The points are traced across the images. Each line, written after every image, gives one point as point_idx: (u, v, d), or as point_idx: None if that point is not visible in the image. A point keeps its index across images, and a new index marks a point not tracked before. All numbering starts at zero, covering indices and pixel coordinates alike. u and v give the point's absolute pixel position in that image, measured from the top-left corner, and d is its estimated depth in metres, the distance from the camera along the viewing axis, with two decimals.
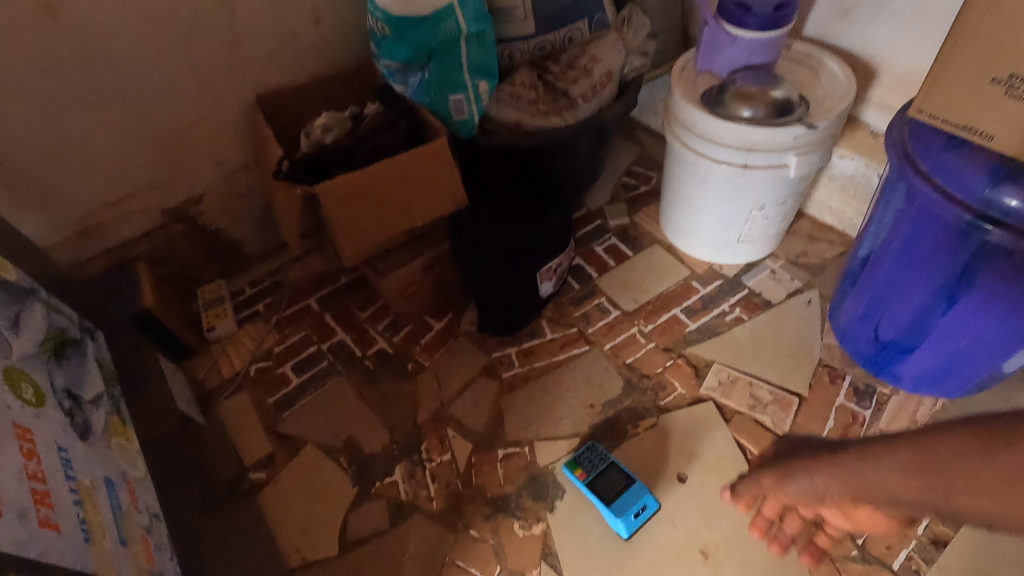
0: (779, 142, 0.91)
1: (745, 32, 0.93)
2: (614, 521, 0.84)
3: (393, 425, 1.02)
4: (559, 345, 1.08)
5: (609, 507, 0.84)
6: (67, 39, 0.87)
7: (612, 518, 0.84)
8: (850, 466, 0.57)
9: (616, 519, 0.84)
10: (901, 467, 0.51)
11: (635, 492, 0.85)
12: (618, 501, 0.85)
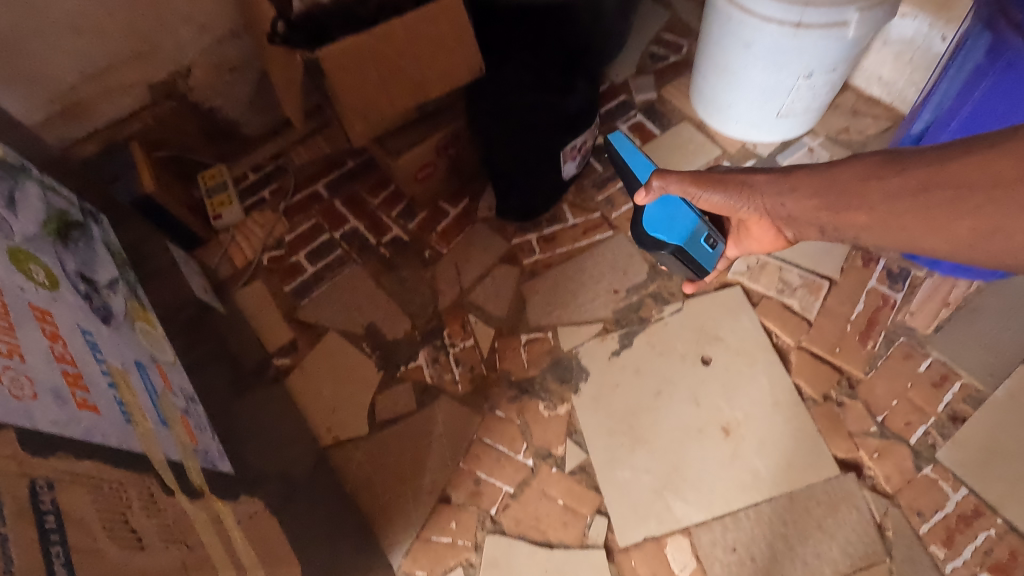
0: None
1: None
2: (676, 211, 0.85)
3: (413, 312, 1.01)
4: (581, 230, 1.04)
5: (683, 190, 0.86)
6: None
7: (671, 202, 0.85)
8: (785, 186, 0.62)
9: (677, 214, 0.85)
10: (807, 195, 0.60)
11: (694, 207, 0.85)
12: (681, 225, 0.84)
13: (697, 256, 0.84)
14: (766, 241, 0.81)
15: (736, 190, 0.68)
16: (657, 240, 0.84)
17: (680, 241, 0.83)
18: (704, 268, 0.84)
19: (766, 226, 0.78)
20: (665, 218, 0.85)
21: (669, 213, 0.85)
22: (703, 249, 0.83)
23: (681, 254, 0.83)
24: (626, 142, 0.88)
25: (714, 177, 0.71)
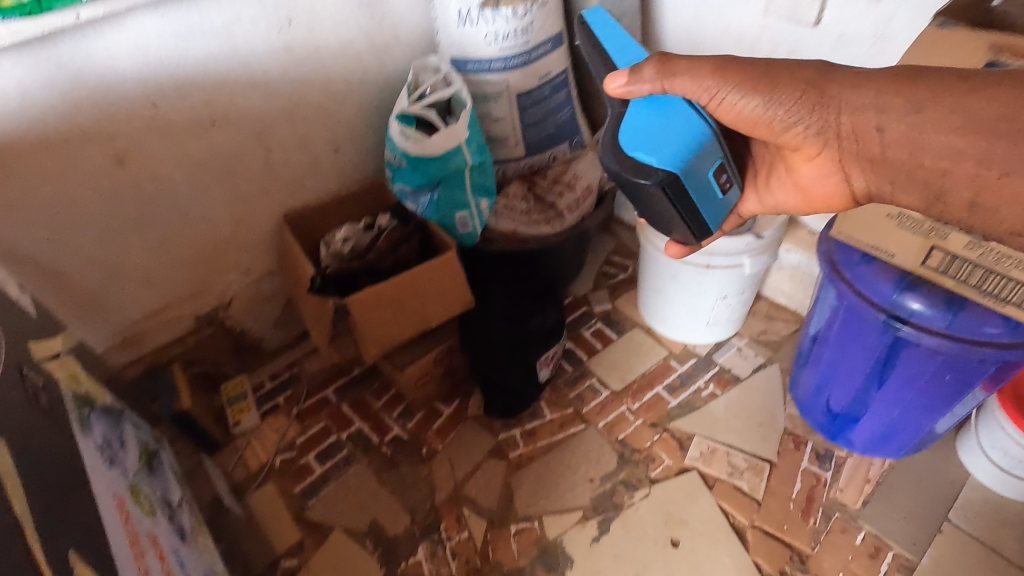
0: (734, 247, 1.09)
1: None
2: (671, 127, 0.71)
3: (412, 507, 1.12)
4: (558, 424, 1.22)
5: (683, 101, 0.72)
6: (132, 183, 1.01)
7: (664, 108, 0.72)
8: (835, 114, 0.63)
9: (669, 133, 0.71)
10: (883, 113, 0.60)
11: (695, 109, 0.73)
12: (671, 138, 0.70)
13: (683, 184, 0.70)
14: (805, 172, 0.75)
15: (811, 107, 0.63)
16: (643, 160, 0.70)
17: (667, 165, 0.69)
18: (693, 196, 0.72)
19: (798, 152, 0.71)
20: (653, 142, 0.71)
21: (661, 134, 0.71)
22: (694, 187, 0.72)
23: (664, 182, 0.69)
24: (608, 22, 0.86)
25: (782, 79, 0.64)
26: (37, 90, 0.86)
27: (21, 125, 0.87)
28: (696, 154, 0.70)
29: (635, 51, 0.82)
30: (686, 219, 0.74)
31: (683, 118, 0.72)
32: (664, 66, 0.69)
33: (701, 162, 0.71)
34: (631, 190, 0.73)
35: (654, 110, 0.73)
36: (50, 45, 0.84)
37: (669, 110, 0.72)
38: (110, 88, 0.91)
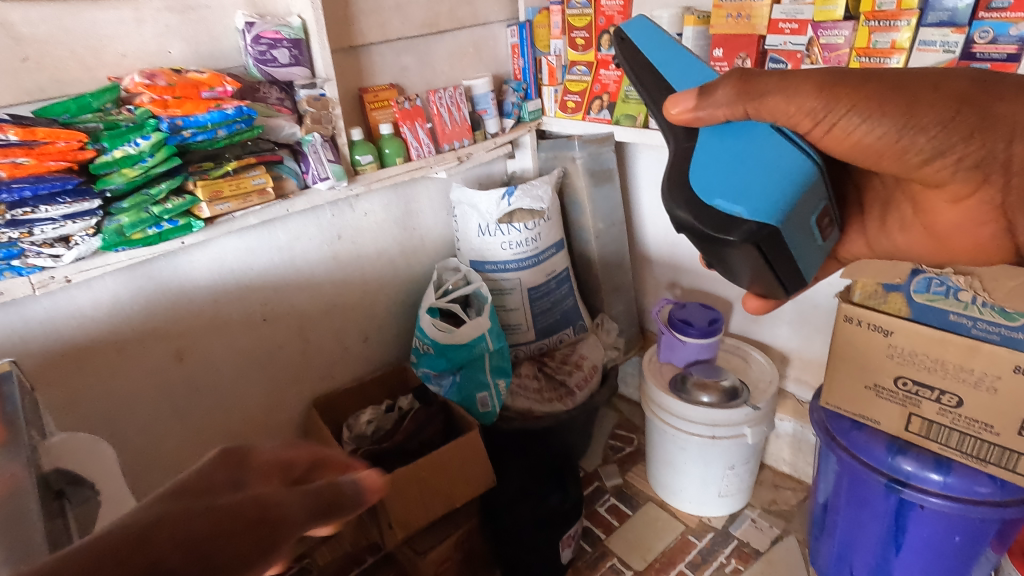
0: (735, 418, 1.20)
1: (691, 338, 1.27)
2: (760, 155, 0.56)
3: None
4: None
5: (771, 126, 0.58)
6: (182, 376, 1.10)
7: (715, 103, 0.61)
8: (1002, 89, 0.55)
9: (758, 164, 0.55)
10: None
11: (790, 137, 0.57)
12: (767, 176, 0.55)
13: (780, 239, 0.54)
14: (945, 215, 0.66)
15: (969, 132, 0.55)
16: (728, 215, 0.54)
17: (761, 215, 0.53)
18: (792, 255, 0.56)
19: (939, 191, 0.64)
20: (742, 186, 0.55)
21: (748, 176, 0.55)
22: (792, 230, 0.55)
23: (758, 234, 0.53)
24: (655, 31, 0.67)
25: (925, 95, 0.55)
26: (126, 299, 0.98)
27: (104, 328, 0.98)
28: (796, 206, 0.55)
29: (695, 64, 0.64)
30: (779, 275, 0.57)
31: (776, 151, 0.56)
32: (747, 86, 0.57)
33: (801, 218, 0.56)
34: (709, 241, 0.56)
35: (737, 156, 0.56)
36: (145, 263, 0.98)
37: (756, 152, 0.56)
38: (184, 294, 1.05)
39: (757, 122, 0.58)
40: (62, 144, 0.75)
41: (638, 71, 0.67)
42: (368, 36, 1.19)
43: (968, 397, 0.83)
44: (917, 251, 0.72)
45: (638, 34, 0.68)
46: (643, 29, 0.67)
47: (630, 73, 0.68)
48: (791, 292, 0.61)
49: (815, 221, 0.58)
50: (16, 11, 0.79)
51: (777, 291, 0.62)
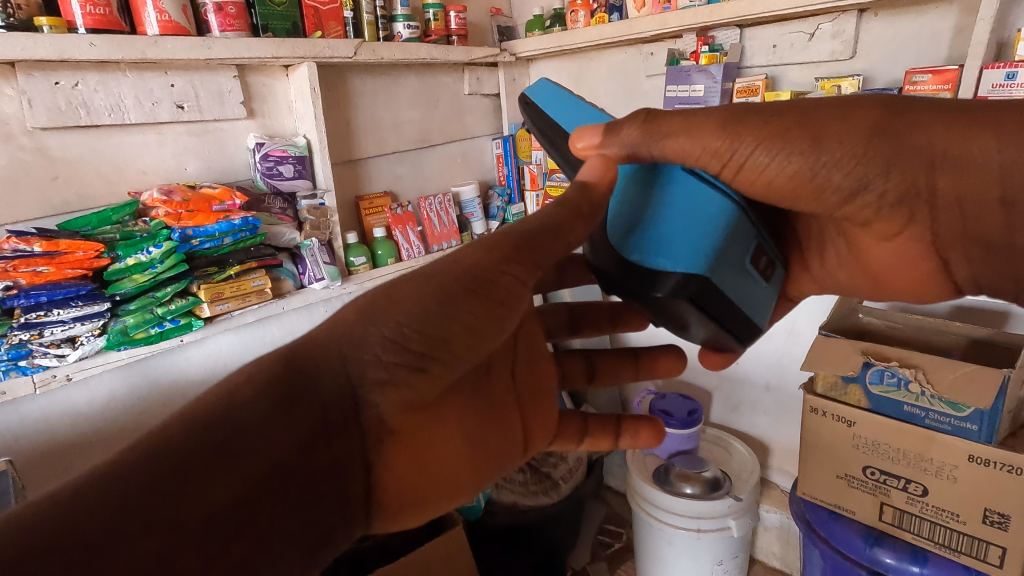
0: (719, 509, 1.20)
1: (672, 428, 1.30)
2: (678, 204, 0.52)
3: None
4: None
5: (681, 168, 0.54)
6: None
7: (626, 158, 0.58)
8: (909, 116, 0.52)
9: (676, 213, 0.52)
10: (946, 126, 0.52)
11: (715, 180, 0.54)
12: (690, 222, 0.51)
13: (714, 288, 0.50)
14: (880, 253, 0.63)
15: (884, 166, 0.52)
16: (655, 268, 0.50)
17: (686, 265, 0.49)
18: (731, 302, 0.52)
19: (868, 230, 0.61)
20: (664, 238, 0.51)
21: (670, 228, 0.51)
22: (723, 279, 0.51)
23: (689, 286, 0.48)
24: (555, 90, 0.67)
25: (833, 128, 0.52)
26: (121, 395, 1.00)
27: (96, 425, 0.98)
28: (723, 252, 0.51)
29: (598, 113, 0.63)
30: (725, 325, 0.52)
31: (692, 198, 0.52)
32: (650, 127, 0.53)
33: (729, 265, 0.52)
34: (639, 297, 0.51)
35: (652, 206, 0.53)
36: (144, 360, 1.01)
37: (673, 200, 0.53)
38: (178, 390, 1.07)
39: (669, 166, 0.54)
40: (80, 254, 0.82)
41: (550, 134, 0.66)
42: (366, 150, 1.32)
43: (932, 485, 0.86)
44: (857, 293, 0.70)
45: (543, 97, 0.67)
46: (548, 91, 0.67)
47: (543, 137, 0.67)
48: (744, 343, 0.56)
49: (745, 263, 0.54)
50: (53, 137, 0.89)
51: (725, 342, 0.57)
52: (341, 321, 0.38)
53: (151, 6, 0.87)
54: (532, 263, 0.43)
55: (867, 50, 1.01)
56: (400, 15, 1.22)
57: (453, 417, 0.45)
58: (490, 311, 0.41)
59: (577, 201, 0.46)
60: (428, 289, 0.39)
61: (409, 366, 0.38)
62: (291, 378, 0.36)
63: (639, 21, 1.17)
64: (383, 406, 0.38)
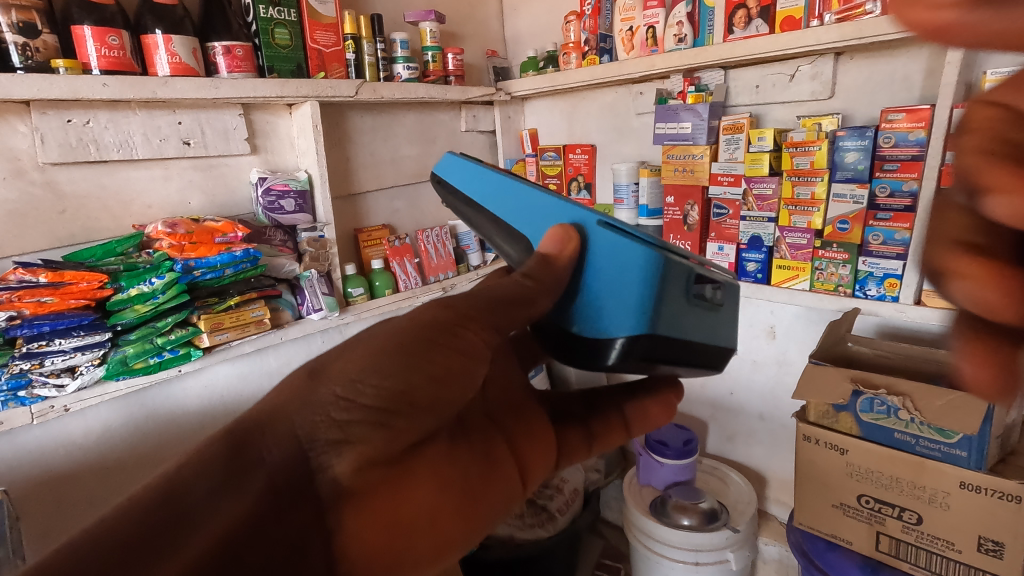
0: (716, 541, 1.19)
1: (669, 459, 1.30)
2: (604, 265, 0.52)
3: None
4: None
5: (599, 224, 0.53)
6: None
7: (534, 222, 0.60)
8: None
9: (606, 275, 0.52)
10: None
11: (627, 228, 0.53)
12: (617, 283, 0.51)
13: (661, 338, 0.51)
14: None
15: None
16: (599, 338, 0.52)
17: (627, 327, 0.50)
18: (684, 338, 0.53)
19: None
20: (600, 304, 0.52)
21: (604, 292, 0.52)
22: (670, 324, 0.52)
23: (634, 348, 0.51)
24: (461, 166, 0.70)
25: None
26: (117, 426, 1.00)
27: (90, 457, 0.98)
28: (664, 300, 0.50)
29: (501, 176, 0.65)
30: (684, 356, 0.54)
31: (618, 251, 0.51)
32: None
33: (675, 307, 0.52)
34: (592, 363, 0.54)
35: (580, 272, 0.54)
36: (141, 391, 1.02)
37: (600, 259, 0.52)
38: (174, 421, 1.07)
39: (586, 225, 0.54)
40: (84, 285, 0.83)
41: (464, 210, 0.69)
42: (365, 185, 1.35)
43: (926, 513, 0.87)
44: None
45: (455, 173, 0.71)
46: (455, 167, 0.71)
47: (459, 212, 0.71)
48: (714, 360, 0.57)
49: (694, 296, 0.53)
50: (63, 172, 0.91)
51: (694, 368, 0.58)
52: (294, 387, 0.42)
53: (162, 48, 0.91)
54: (491, 320, 0.48)
55: (845, 90, 1.07)
56: (400, 57, 1.28)
57: (425, 472, 0.45)
58: (451, 359, 0.45)
59: (539, 275, 0.51)
60: (389, 347, 0.43)
61: (373, 421, 0.40)
62: (238, 450, 0.38)
63: (628, 63, 1.23)
64: (339, 466, 0.39)
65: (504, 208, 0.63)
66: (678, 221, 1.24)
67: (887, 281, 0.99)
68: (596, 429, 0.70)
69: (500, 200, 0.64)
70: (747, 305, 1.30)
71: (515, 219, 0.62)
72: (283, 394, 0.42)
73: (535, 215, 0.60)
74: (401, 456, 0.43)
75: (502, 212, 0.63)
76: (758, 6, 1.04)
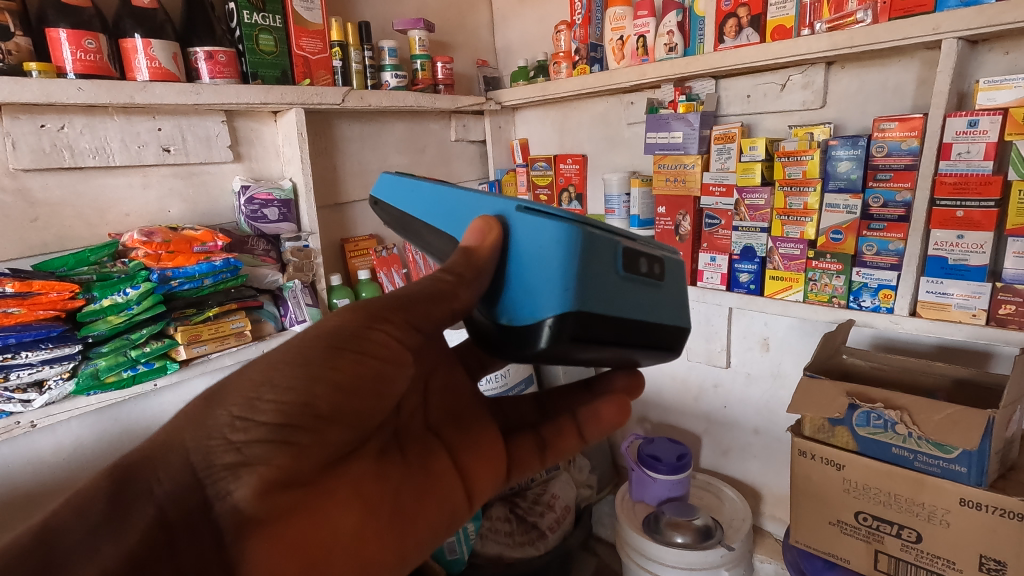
0: (710, 559, 1.16)
1: (661, 474, 1.27)
2: (527, 247, 0.47)
3: None
4: None
5: (516, 206, 0.49)
6: None
7: (459, 219, 0.55)
8: None
9: (526, 256, 0.47)
10: None
11: (550, 211, 0.49)
12: (539, 263, 0.46)
13: (592, 316, 0.45)
14: None
15: None
16: (525, 324, 0.46)
17: (554, 306, 0.44)
18: (619, 317, 0.48)
19: None
20: (524, 287, 0.47)
21: (526, 273, 0.47)
22: (600, 299, 0.46)
23: (563, 328, 0.44)
24: (392, 182, 0.67)
25: None
26: (88, 442, 0.96)
27: (60, 475, 0.94)
28: (588, 272, 0.45)
29: (429, 184, 0.61)
30: (621, 338, 0.49)
31: (535, 228, 0.47)
32: None
33: (604, 281, 0.46)
34: (524, 354, 0.48)
35: (501, 260, 0.49)
36: (114, 405, 0.98)
37: (520, 240, 0.48)
38: (149, 436, 1.03)
39: (504, 211, 0.50)
40: (54, 295, 0.81)
41: (405, 225, 0.65)
42: (352, 195, 1.33)
43: (925, 531, 0.84)
44: None
45: (387, 192, 0.68)
46: (389, 185, 0.67)
47: (401, 229, 0.67)
48: (655, 344, 0.53)
49: (625, 269, 0.48)
50: (36, 179, 0.88)
51: (641, 352, 0.52)
52: (193, 412, 0.41)
53: (142, 52, 0.89)
54: (405, 321, 0.48)
55: (836, 99, 1.06)
56: (388, 65, 1.26)
57: (348, 483, 0.46)
58: (358, 366, 0.44)
59: (461, 269, 0.47)
60: (291, 358, 0.42)
61: (273, 440, 0.40)
62: (124, 485, 0.38)
63: (619, 72, 1.22)
64: (240, 492, 0.38)
65: (433, 214, 0.59)
66: (670, 231, 1.22)
67: (882, 292, 0.97)
68: (550, 437, 0.70)
69: (430, 206, 0.60)
70: (739, 316, 1.28)
71: (443, 221, 0.57)
72: (182, 419, 0.41)
73: (459, 212, 0.55)
74: (313, 476, 0.43)
75: (433, 218, 0.59)
76: (749, 15, 1.03)
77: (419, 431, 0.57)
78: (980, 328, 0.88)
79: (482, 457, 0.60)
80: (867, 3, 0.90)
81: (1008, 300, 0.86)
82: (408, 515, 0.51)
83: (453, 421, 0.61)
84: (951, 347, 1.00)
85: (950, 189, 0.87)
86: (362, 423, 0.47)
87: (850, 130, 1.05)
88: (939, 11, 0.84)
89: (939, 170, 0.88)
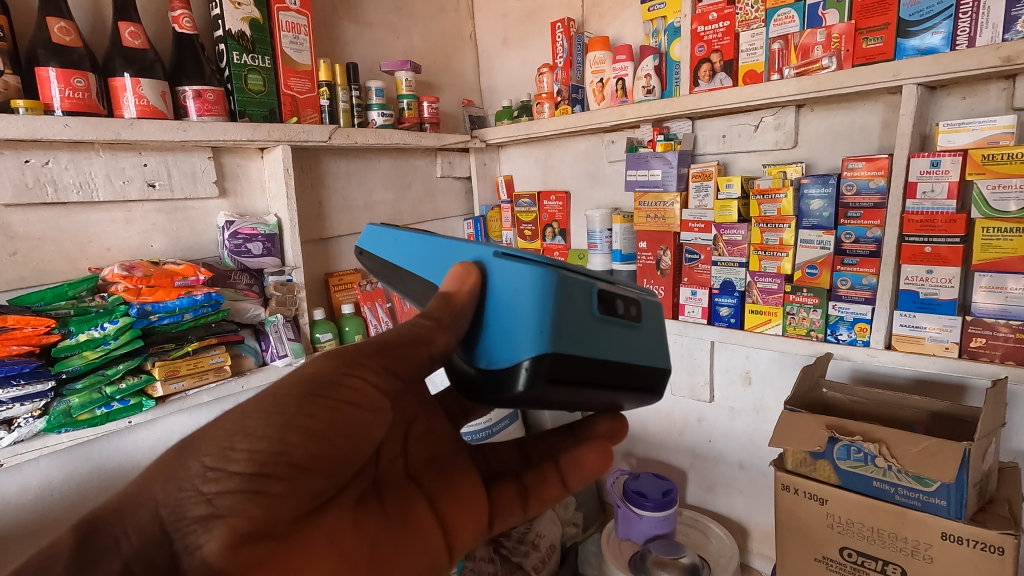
0: None
1: (647, 511, 1.25)
2: (505, 291, 0.48)
3: None
4: None
5: (494, 252, 0.50)
6: None
7: (441, 266, 0.56)
8: None
9: (503, 300, 0.48)
10: None
11: (527, 256, 0.50)
12: (517, 307, 0.46)
13: (567, 357, 0.46)
14: None
15: None
16: (502, 367, 0.46)
17: (530, 348, 0.45)
18: (595, 358, 0.48)
19: None
20: (502, 332, 0.47)
21: (504, 316, 0.47)
22: (576, 341, 0.47)
23: (540, 371, 0.45)
24: (377, 233, 0.68)
25: None
26: (58, 483, 0.93)
27: (24, 517, 0.90)
28: (564, 315, 0.46)
29: (411, 235, 0.62)
30: (598, 378, 0.49)
31: (512, 273, 0.48)
32: None
33: (581, 324, 0.47)
34: (503, 397, 0.48)
35: (478, 306, 0.50)
36: (86, 444, 0.95)
37: (497, 285, 0.49)
38: (121, 476, 1.00)
39: (482, 257, 0.51)
40: (29, 329, 0.80)
41: (389, 273, 0.66)
42: (338, 230, 1.34)
43: (910, 567, 0.84)
44: None
45: (370, 242, 0.69)
46: (374, 234, 0.68)
47: (385, 277, 0.67)
48: (633, 385, 0.53)
49: (600, 312, 0.49)
50: (17, 214, 0.88)
51: (620, 393, 0.53)
52: (164, 462, 0.41)
53: (130, 90, 0.91)
54: (383, 366, 0.48)
55: (807, 140, 1.10)
56: (374, 104, 1.29)
57: (325, 534, 0.45)
58: (336, 414, 0.44)
59: (439, 315, 0.48)
60: (265, 407, 0.42)
61: (247, 490, 0.39)
62: (91, 538, 0.37)
63: (599, 113, 1.26)
64: (208, 546, 0.37)
65: (416, 260, 0.60)
66: (650, 266, 1.24)
67: (857, 326, 0.99)
68: (530, 483, 0.69)
69: (414, 254, 0.60)
70: (720, 351, 1.29)
71: (425, 267, 0.58)
72: (152, 471, 0.41)
73: (441, 259, 0.56)
74: (288, 527, 0.42)
75: (416, 265, 0.60)
76: (722, 61, 1.08)
77: (398, 477, 0.56)
78: (953, 360, 0.90)
79: (463, 505, 0.60)
80: (832, 51, 0.95)
81: (978, 333, 0.88)
82: (383, 565, 0.50)
83: (435, 469, 0.60)
84: (929, 382, 1.01)
85: (918, 225, 0.90)
86: (339, 473, 0.46)
87: (822, 170, 1.09)
88: (898, 59, 0.89)
89: (907, 208, 0.91)
